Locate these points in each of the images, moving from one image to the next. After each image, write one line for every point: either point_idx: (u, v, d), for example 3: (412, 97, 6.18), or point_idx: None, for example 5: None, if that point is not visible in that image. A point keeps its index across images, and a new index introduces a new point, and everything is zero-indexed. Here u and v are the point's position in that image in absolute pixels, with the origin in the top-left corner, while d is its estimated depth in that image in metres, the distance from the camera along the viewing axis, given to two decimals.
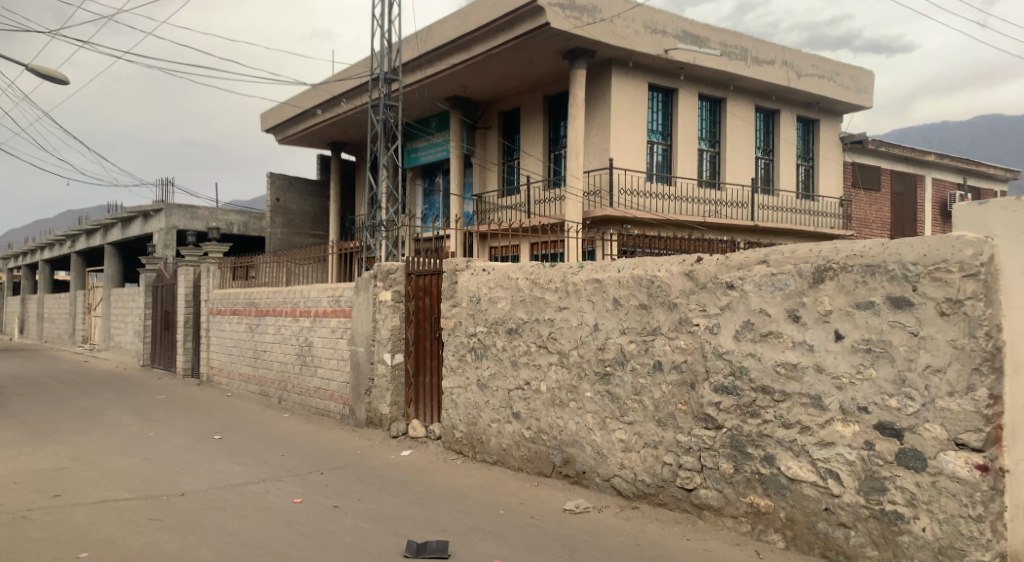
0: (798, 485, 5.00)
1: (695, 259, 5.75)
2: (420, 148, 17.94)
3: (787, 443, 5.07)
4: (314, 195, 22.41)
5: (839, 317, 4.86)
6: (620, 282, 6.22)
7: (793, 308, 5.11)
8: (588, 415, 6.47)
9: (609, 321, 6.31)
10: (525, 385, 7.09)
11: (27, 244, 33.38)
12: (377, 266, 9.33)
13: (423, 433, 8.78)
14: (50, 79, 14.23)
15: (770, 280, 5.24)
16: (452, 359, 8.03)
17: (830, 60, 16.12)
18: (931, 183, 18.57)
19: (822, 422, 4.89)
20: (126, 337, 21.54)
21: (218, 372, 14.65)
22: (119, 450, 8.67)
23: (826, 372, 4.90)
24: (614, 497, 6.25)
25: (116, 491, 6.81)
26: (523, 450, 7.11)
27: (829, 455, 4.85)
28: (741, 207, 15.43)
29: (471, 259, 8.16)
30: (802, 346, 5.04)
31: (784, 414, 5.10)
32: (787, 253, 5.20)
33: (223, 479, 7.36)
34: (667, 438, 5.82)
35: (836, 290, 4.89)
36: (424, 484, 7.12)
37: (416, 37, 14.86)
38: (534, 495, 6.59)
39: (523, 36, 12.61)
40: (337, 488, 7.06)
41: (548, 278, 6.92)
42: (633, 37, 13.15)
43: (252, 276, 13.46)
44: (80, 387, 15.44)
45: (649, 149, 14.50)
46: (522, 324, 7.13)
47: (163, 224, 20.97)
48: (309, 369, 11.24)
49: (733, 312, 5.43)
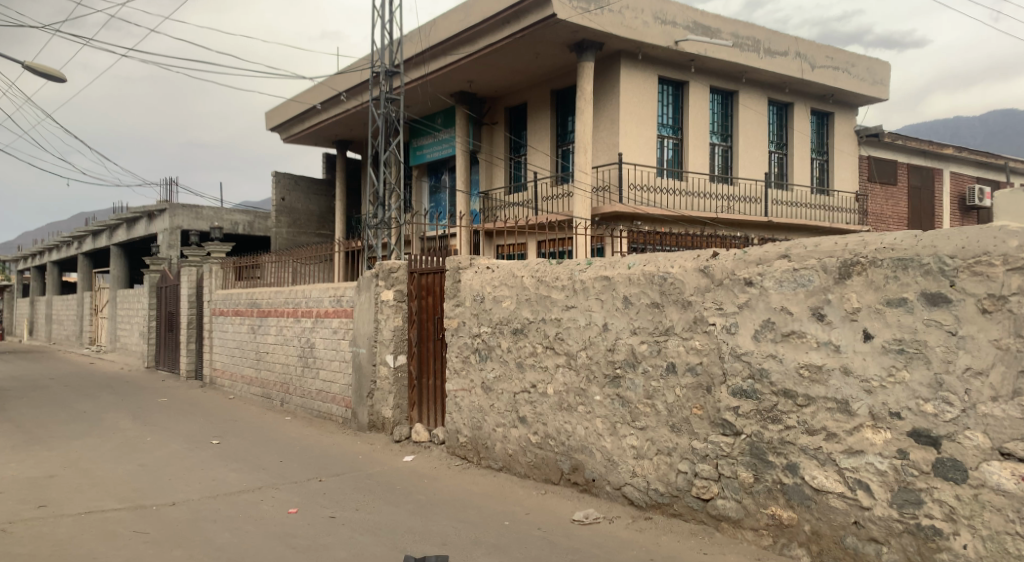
0: (824, 496, 4.64)
1: (710, 255, 5.42)
2: (426, 145, 17.62)
3: (811, 451, 4.71)
4: (320, 194, 22.15)
5: (868, 315, 4.50)
6: (631, 279, 5.88)
7: (817, 305, 4.75)
8: (597, 419, 6.13)
9: (618, 320, 5.97)
10: (531, 387, 6.76)
11: (36, 246, 33.35)
12: (379, 264, 9.03)
13: (426, 438, 8.43)
14: (48, 78, 14.00)
15: (792, 276, 4.89)
16: (455, 361, 7.71)
17: (845, 51, 15.70)
18: (949, 176, 18.14)
19: (850, 428, 4.54)
20: (131, 339, 21.32)
21: (221, 374, 14.40)
22: (113, 457, 8.39)
23: (853, 375, 4.54)
24: (625, 506, 5.90)
25: (104, 501, 6.53)
26: (530, 456, 6.77)
27: (857, 464, 4.49)
28: (754, 203, 15.03)
29: (475, 257, 7.85)
30: (828, 347, 4.67)
31: (808, 419, 4.74)
32: (810, 247, 4.84)
33: (217, 487, 7.06)
34: (681, 445, 5.47)
35: (864, 286, 4.53)
36: (426, 493, 6.80)
37: (421, 30, 14.48)
38: (541, 505, 6.25)
39: (528, 28, 12.26)
40: (334, 497, 6.74)
41: (555, 276, 6.59)
42: (642, 29, 12.79)
43: (255, 275, 13.16)
44: (81, 389, 15.24)
45: (660, 143, 14.14)
46: (527, 324, 6.79)
47: (168, 225, 20.76)
48: (311, 371, 10.93)
49: (752, 310, 5.08)
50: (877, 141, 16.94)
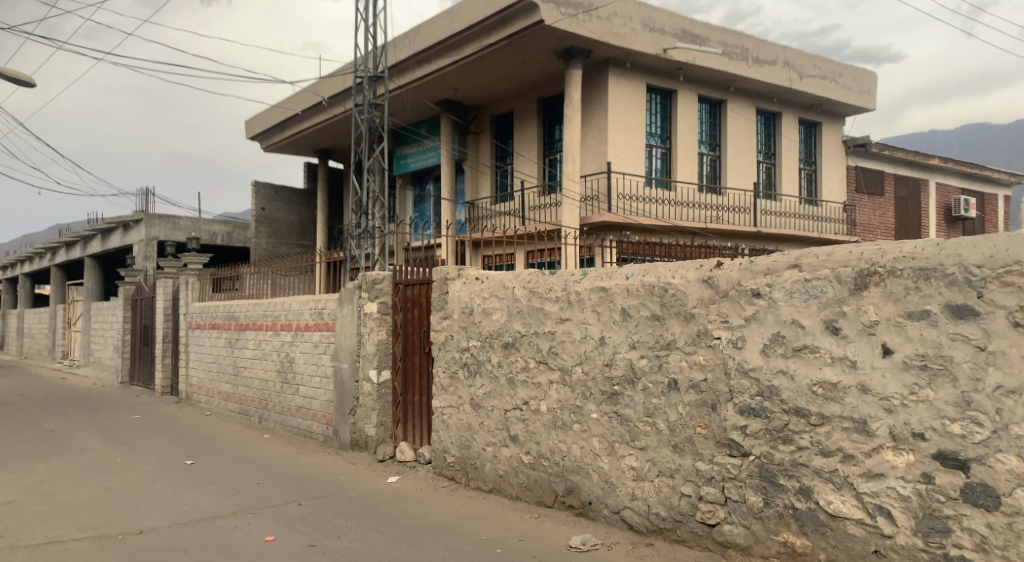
0: (841, 523, 4.34)
1: (714, 265, 5.12)
2: (411, 154, 17.30)
3: (826, 474, 4.42)
4: (301, 204, 21.75)
5: (887, 328, 4.23)
6: (630, 290, 5.58)
7: (831, 318, 4.47)
8: (594, 439, 5.81)
9: (616, 334, 5.65)
10: (523, 405, 6.43)
11: (8, 258, 32.61)
12: (362, 275, 8.70)
13: (411, 457, 8.08)
14: (18, 83, 13.55)
15: (803, 287, 4.61)
16: (442, 377, 7.37)
17: (833, 60, 15.57)
18: (935, 187, 18.09)
19: (868, 450, 4.25)
20: (105, 353, 20.74)
21: (197, 389, 13.94)
22: (79, 479, 7.98)
23: (872, 393, 4.25)
24: (624, 531, 5.57)
25: (65, 531, 6.13)
26: (522, 477, 6.44)
27: (877, 489, 4.20)
28: (743, 213, 14.83)
29: (463, 267, 7.52)
30: (843, 362, 4.39)
31: (822, 440, 4.44)
32: (822, 256, 4.56)
33: (189, 512, 6.68)
34: (685, 466, 5.16)
35: (883, 297, 4.26)
36: (413, 517, 6.43)
37: (406, 36, 14.18)
38: (535, 530, 5.91)
39: (515, 34, 12.01)
40: (314, 522, 6.38)
41: (547, 287, 6.27)
42: (631, 36, 12.57)
43: (232, 287, 12.75)
44: (50, 406, 14.69)
45: (648, 153, 13.88)
46: (519, 338, 6.47)
47: (143, 236, 20.26)
48: (290, 387, 10.54)
49: (760, 323, 4.79)
50: (864, 151, 16.83)
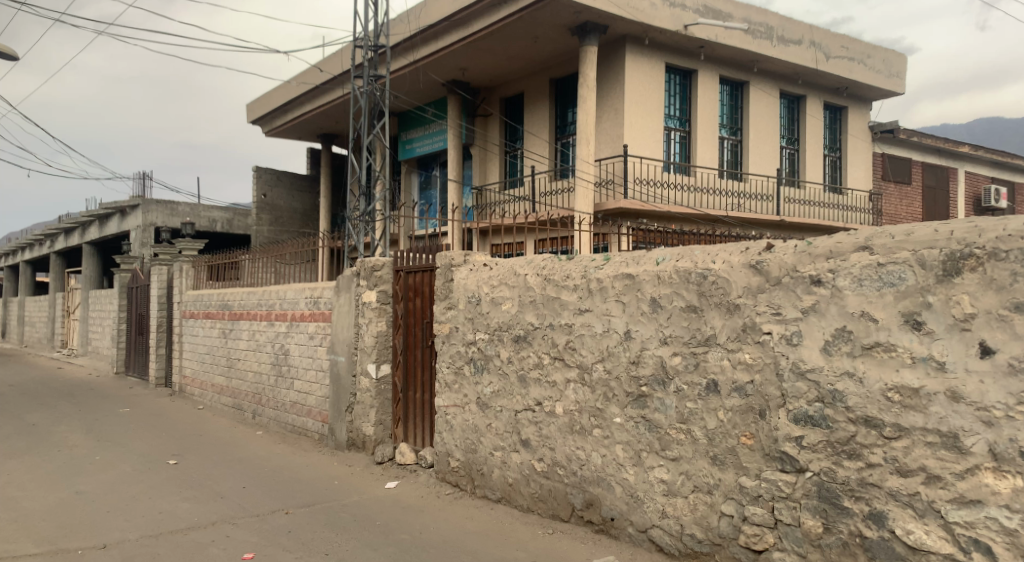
0: (923, 556, 3.62)
1: (762, 248, 4.37)
2: (416, 138, 16.67)
3: (904, 498, 3.68)
4: (303, 191, 21.05)
5: (987, 323, 3.49)
6: (660, 277, 4.83)
7: (911, 311, 3.72)
8: (617, 447, 5.07)
9: (645, 327, 4.90)
10: (535, 406, 5.69)
11: (9, 244, 31.98)
12: (361, 261, 7.97)
13: (412, 460, 7.38)
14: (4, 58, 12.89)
15: (876, 273, 3.84)
16: (446, 373, 6.63)
17: (861, 41, 14.71)
18: (964, 175, 17.23)
19: (961, 471, 3.51)
20: (102, 343, 20.10)
21: (191, 381, 13.25)
22: (49, 482, 7.31)
23: (965, 402, 3.51)
24: (652, 554, 4.84)
25: (21, 545, 5.45)
26: (534, 487, 5.71)
27: (973, 519, 3.47)
28: (765, 200, 14.02)
29: (469, 252, 6.78)
30: (927, 364, 3.65)
31: (899, 457, 3.70)
32: (899, 237, 3.81)
33: (161, 523, 5.97)
34: (725, 481, 4.42)
35: (981, 284, 3.52)
36: (412, 531, 5.72)
37: (412, 12, 13.43)
38: (550, 549, 5.18)
39: (526, 9, 11.25)
40: (302, 537, 5.67)
41: (564, 274, 5.53)
42: (650, 11, 11.74)
43: (227, 274, 12.06)
44: (39, 398, 14.02)
45: (666, 137, 13.07)
46: (532, 331, 5.73)
47: (140, 222, 19.59)
48: (285, 380, 9.82)
49: (821, 316, 4.03)
50: (892, 137, 15.94)
